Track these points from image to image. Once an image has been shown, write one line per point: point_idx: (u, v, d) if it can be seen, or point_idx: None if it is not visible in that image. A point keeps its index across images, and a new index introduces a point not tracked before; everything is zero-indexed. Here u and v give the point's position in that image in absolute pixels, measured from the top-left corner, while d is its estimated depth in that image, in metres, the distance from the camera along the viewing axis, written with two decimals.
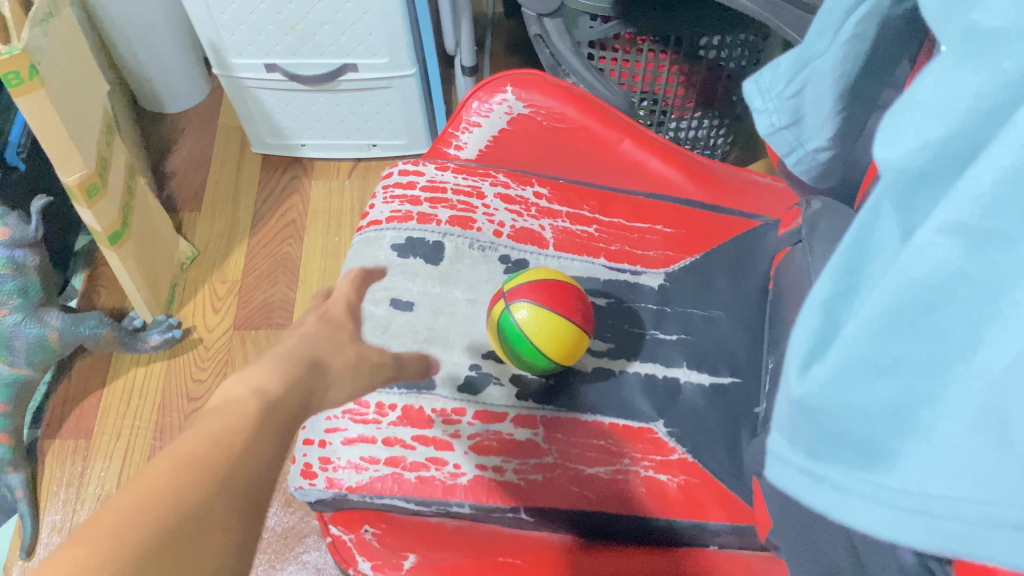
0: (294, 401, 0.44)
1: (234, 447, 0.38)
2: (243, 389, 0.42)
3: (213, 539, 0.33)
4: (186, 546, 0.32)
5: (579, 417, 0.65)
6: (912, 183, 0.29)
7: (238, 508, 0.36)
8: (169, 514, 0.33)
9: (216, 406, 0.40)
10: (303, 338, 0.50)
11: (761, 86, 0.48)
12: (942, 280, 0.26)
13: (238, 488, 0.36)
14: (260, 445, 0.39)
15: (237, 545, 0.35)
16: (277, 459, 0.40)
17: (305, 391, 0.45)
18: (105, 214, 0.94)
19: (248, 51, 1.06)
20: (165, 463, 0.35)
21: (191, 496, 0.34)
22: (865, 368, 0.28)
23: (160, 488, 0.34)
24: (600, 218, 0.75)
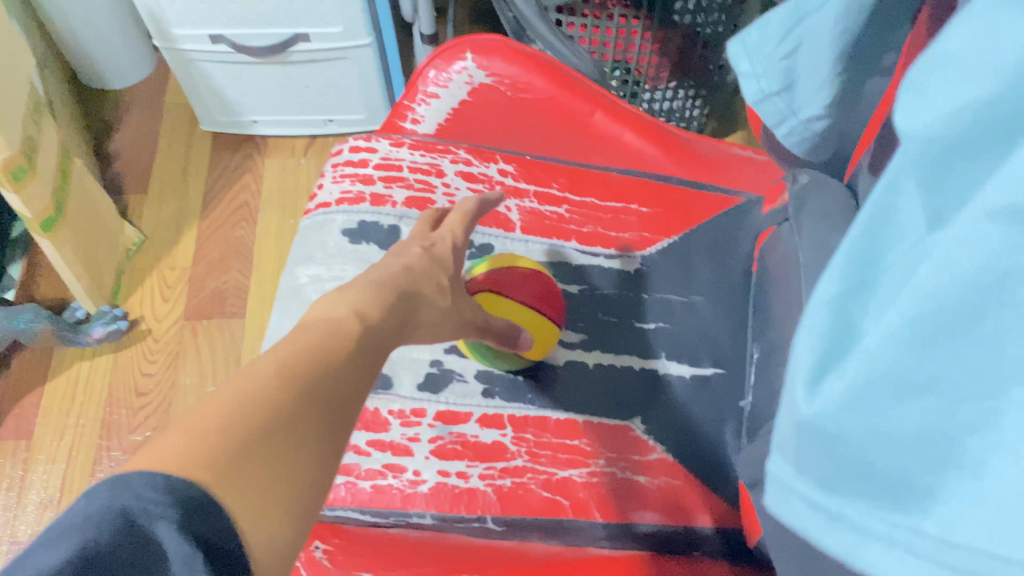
0: (389, 333, 0.44)
1: (328, 355, 0.38)
2: (344, 310, 0.43)
3: (306, 437, 0.33)
4: (282, 435, 0.32)
5: (551, 416, 0.59)
6: (945, 158, 0.24)
7: (330, 410, 0.36)
8: (265, 404, 0.33)
9: (320, 319, 0.41)
10: (401, 268, 0.51)
11: (749, 46, 0.41)
12: (988, 279, 0.22)
13: (331, 395, 0.36)
14: (354, 359, 0.39)
15: (328, 447, 0.34)
16: (367, 375, 0.40)
17: (401, 318, 0.46)
18: (36, 199, 0.87)
19: (190, 21, 0.99)
20: (260, 362, 0.36)
21: (286, 393, 0.34)
22: (893, 386, 0.24)
23: (265, 382, 0.34)
24: (571, 197, 0.69)
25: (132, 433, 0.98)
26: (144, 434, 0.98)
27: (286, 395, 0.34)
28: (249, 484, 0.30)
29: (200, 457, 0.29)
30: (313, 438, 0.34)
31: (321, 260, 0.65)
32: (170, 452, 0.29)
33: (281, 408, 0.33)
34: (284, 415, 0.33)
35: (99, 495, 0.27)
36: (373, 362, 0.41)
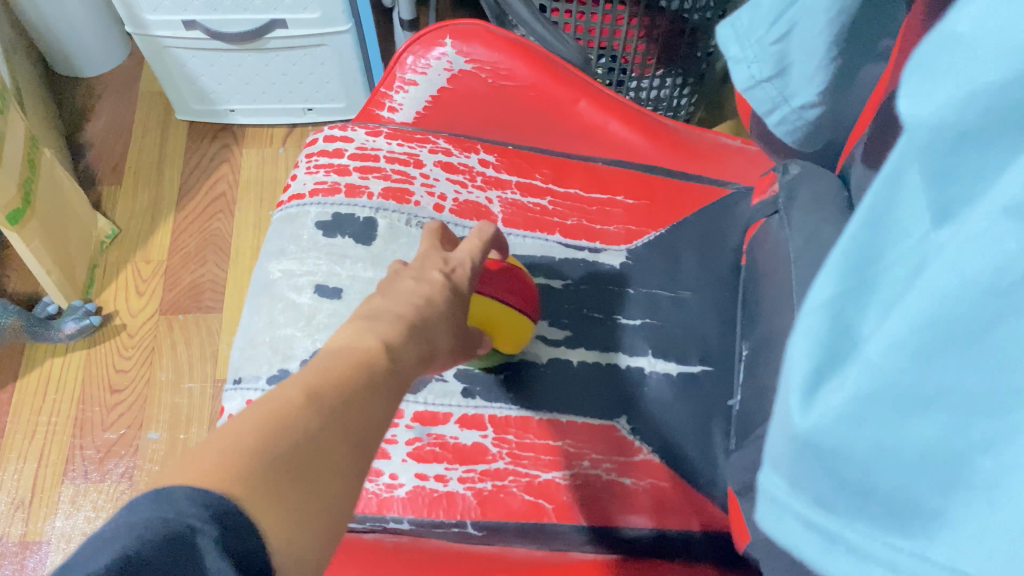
0: (412, 364, 0.41)
1: (366, 374, 0.37)
2: (371, 340, 0.40)
3: (344, 461, 0.32)
4: (320, 455, 0.31)
5: (533, 416, 0.57)
6: (956, 145, 0.21)
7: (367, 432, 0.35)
8: (302, 426, 0.32)
9: (352, 341, 0.39)
10: (422, 300, 0.46)
11: (741, 29, 0.39)
12: (1008, 282, 0.20)
13: (366, 423, 0.35)
14: (387, 388, 0.38)
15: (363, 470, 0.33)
16: (403, 399, 0.39)
17: (422, 354, 0.43)
18: (2, 191, 0.84)
19: (162, 6, 0.96)
20: (295, 379, 0.34)
21: (327, 413, 0.33)
22: (900, 399, 0.22)
23: (299, 406, 0.32)
24: (554, 189, 0.67)
25: (106, 431, 0.96)
26: (118, 432, 0.96)
27: (327, 416, 0.33)
28: (285, 503, 0.29)
29: (240, 476, 0.28)
30: (351, 462, 0.33)
31: (294, 254, 0.62)
32: (209, 467, 0.28)
33: (321, 427, 0.32)
34: (324, 435, 0.32)
35: (141, 507, 0.26)
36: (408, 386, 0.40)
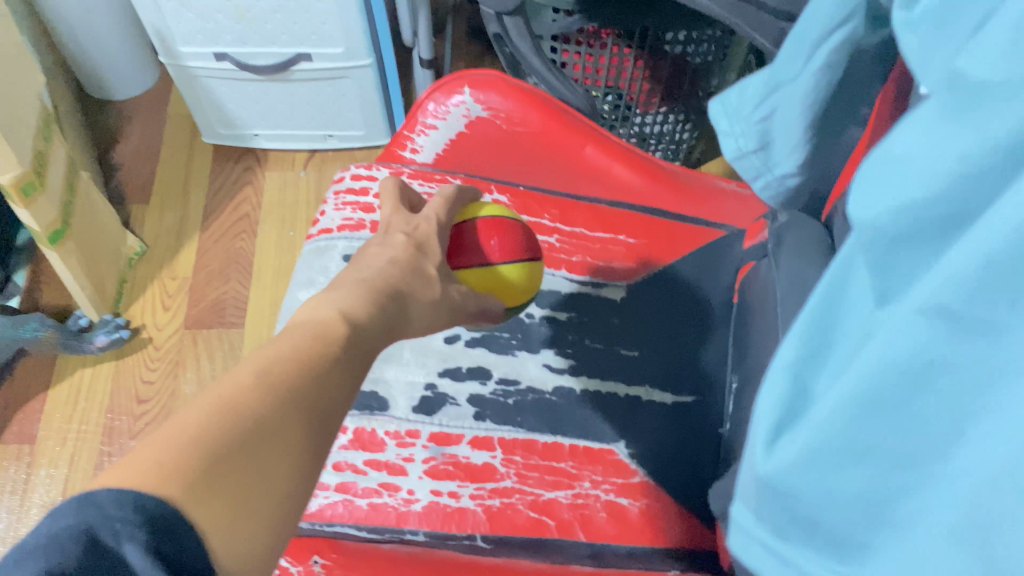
0: (376, 331, 0.50)
1: (306, 369, 0.43)
2: (328, 311, 0.49)
3: (281, 445, 0.38)
4: (260, 443, 0.37)
5: (538, 438, 0.62)
6: (890, 247, 0.27)
7: (306, 420, 0.40)
8: (252, 408, 0.38)
9: (305, 322, 0.47)
10: (388, 266, 0.56)
11: (728, 106, 0.45)
12: (920, 365, 0.24)
13: (316, 396, 0.42)
14: (339, 361, 0.45)
15: (306, 453, 0.39)
16: (355, 375, 0.46)
17: (389, 320, 0.52)
18: (44, 213, 0.89)
19: (195, 39, 1.02)
20: (237, 377, 0.40)
21: (265, 404, 0.39)
22: (839, 454, 0.26)
23: (248, 389, 0.39)
24: (561, 228, 0.73)
25: (133, 439, 1.01)
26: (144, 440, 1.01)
27: (264, 410, 0.39)
28: (225, 493, 0.34)
29: (185, 466, 0.34)
30: (290, 447, 0.38)
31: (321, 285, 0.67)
32: (155, 458, 0.33)
33: (261, 418, 0.38)
34: (262, 427, 0.38)
35: (66, 514, 0.30)
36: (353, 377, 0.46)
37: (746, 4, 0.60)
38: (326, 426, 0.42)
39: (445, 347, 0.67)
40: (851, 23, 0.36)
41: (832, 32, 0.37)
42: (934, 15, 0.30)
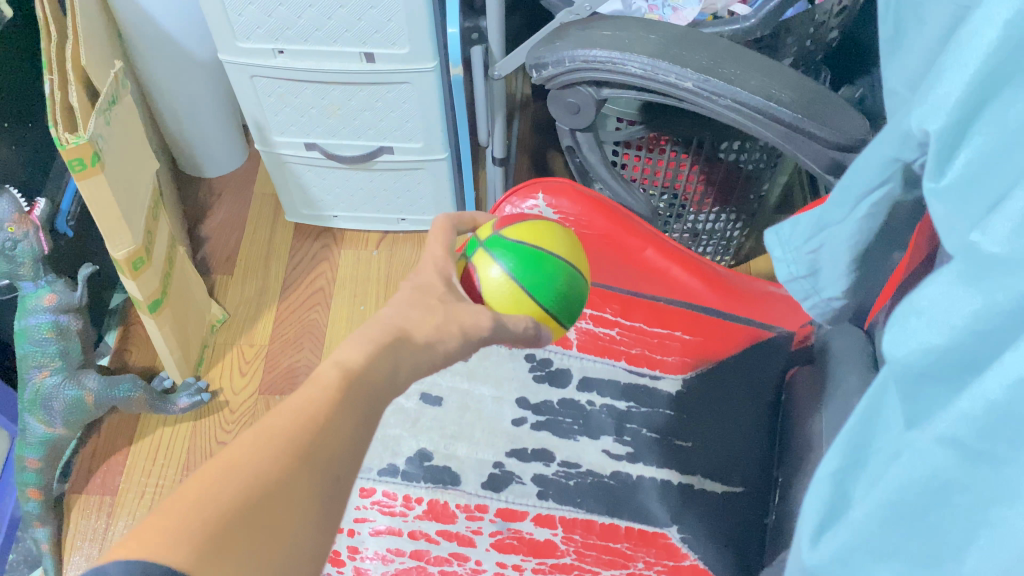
0: (380, 374, 0.48)
1: (320, 424, 0.43)
2: (330, 363, 0.47)
3: (292, 510, 0.39)
4: (273, 500, 0.38)
5: (596, 519, 0.68)
6: (919, 381, 0.34)
7: (318, 482, 0.41)
8: (264, 466, 0.39)
9: (313, 374, 0.46)
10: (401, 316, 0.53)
11: (782, 237, 0.52)
12: (937, 484, 0.30)
13: (331, 444, 0.42)
14: (354, 406, 0.45)
15: (318, 510, 0.40)
16: (370, 416, 0.46)
17: (393, 360, 0.50)
18: (148, 284, 0.98)
19: (289, 130, 1.12)
20: (248, 438, 0.40)
21: (274, 469, 0.39)
22: (870, 553, 0.32)
23: (256, 448, 0.40)
24: (622, 321, 0.79)
25: None
26: None
27: (274, 474, 0.39)
28: (239, 552, 0.35)
29: (190, 543, 0.34)
30: (301, 510, 0.39)
31: None
32: (157, 536, 0.34)
33: (272, 475, 0.39)
34: (271, 494, 0.38)
35: None
36: (367, 429, 0.45)
37: (797, 133, 0.67)
38: (340, 483, 0.42)
39: (513, 429, 0.73)
40: (891, 183, 0.43)
41: (872, 190, 0.43)
42: (954, 188, 0.36)
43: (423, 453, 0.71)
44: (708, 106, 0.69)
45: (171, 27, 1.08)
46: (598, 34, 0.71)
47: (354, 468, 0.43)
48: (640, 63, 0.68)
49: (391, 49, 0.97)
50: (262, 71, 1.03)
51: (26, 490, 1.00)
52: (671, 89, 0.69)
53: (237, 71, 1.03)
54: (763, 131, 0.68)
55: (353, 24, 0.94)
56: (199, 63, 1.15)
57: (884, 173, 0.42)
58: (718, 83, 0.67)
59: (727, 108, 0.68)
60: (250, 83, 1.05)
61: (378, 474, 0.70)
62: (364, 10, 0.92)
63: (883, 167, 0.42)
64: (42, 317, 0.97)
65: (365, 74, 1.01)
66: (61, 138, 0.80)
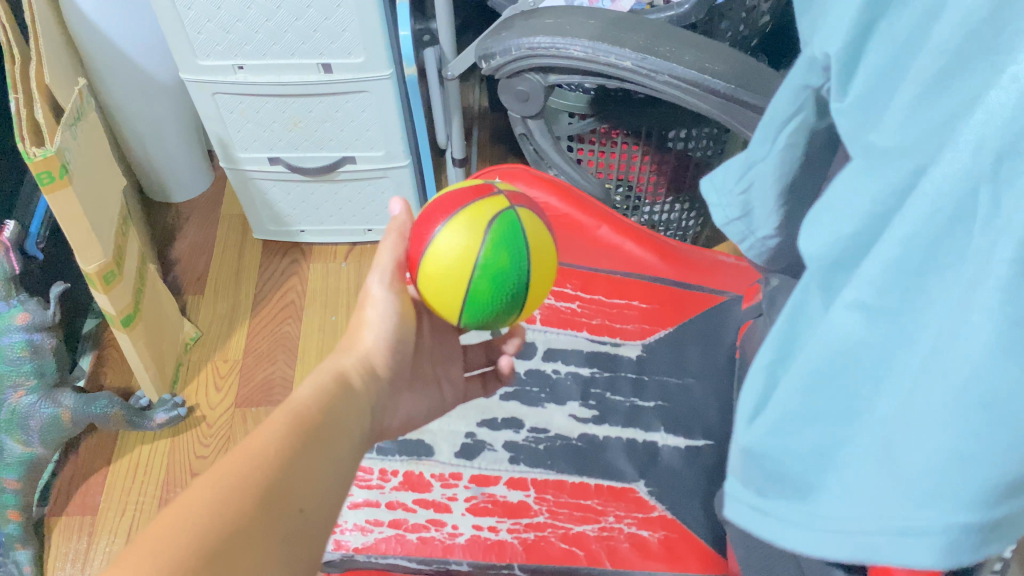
0: (336, 409, 0.52)
1: (284, 464, 0.46)
2: (292, 403, 0.51)
3: (261, 542, 0.42)
4: (241, 536, 0.41)
5: (567, 479, 0.70)
6: (832, 269, 0.37)
7: (284, 518, 0.44)
8: (231, 505, 0.42)
9: (274, 415, 0.50)
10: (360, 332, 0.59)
11: (715, 183, 0.56)
12: (850, 345, 0.33)
13: (295, 481, 0.46)
14: (314, 445, 0.49)
15: (285, 546, 0.43)
16: (335, 455, 0.50)
17: (348, 400, 0.54)
18: (120, 299, 1.00)
19: (253, 145, 1.15)
20: (214, 477, 0.44)
21: (243, 506, 0.42)
22: (795, 419, 0.35)
23: (224, 487, 0.43)
24: (583, 294, 0.82)
25: None
26: None
27: (242, 507, 0.42)
28: None
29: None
30: (269, 542, 0.42)
31: None
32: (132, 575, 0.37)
33: (240, 513, 0.42)
34: (239, 529, 0.41)
35: None
36: (332, 467, 0.49)
37: (733, 103, 0.70)
38: (306, 517, 0.45)
39: (483, 401, 0.76)
40: (804, 111, 0.47)
41: (789, 119, 0.48)
42: (857, 103, 0.40)
43: None
44: (647, 81, 0.72)
45: (133, 52, 1.11)
46: (542, 22, 0.75)
47: (320, 503, 0.47)
48: (582, 46, 0.72)
49: (347, 58, 1.01)
50: (223, 88, 1.06)
51: (6, 512, 0.99)
52: (613, 69, 0.73)
53: (199, 88, 1.06)
54: (701, 103, 0.72)
55: (310, 35, 0.98)
56: (161, 86, 1.18)
57: (797, 103, 0.46)
58: (656, 60, 0.71)
59: (665, 83, 0.71)
60: (212, 100, 1.08)
61: None
62: (319, 21, 0.96)
63: (796, 97, 0.46)
64: (15, 336, 0.98)
65: (323, 84, 1.04)
66: (29, 152, 0.83)
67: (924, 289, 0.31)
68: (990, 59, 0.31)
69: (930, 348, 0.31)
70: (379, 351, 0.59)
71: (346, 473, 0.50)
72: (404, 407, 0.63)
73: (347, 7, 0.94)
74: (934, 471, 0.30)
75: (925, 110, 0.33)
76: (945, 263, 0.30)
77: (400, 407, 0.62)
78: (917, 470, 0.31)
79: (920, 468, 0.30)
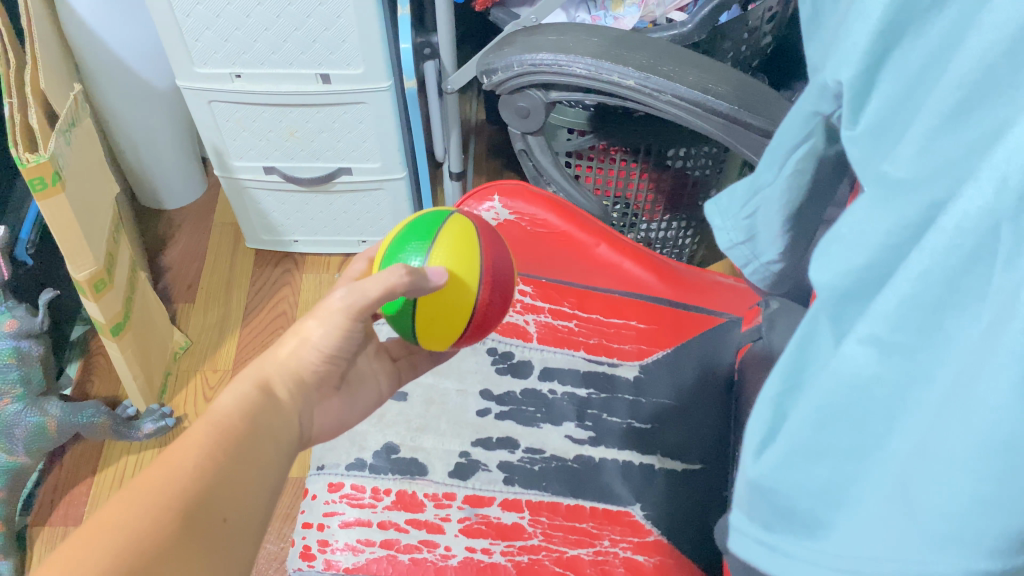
0: (266, 413, 0.53)
1: (206, 476, 0.47)
2: (221, 407, 0.52)
3: (181, 560, 0.44)
4: (161, 559, 0.43)
5: (561, 501, 0.69)
6: (844, 300, 0.36)
7: (206, 532, 0.46)
8: (150, 527, 0.44)
9: (201, 421, 0.51)
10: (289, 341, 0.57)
11: (719, 207, 0.55)
12: (863, 381, 0.32)
13: (219, 494, 0.47)
14: (241, 453, 0.50)
15: (208, 560, 0.45)
16: (265, 458, 0.51)
17: (277, 403, 0.54)
18: (109, 307, 0.98)
19: (248, 154, 1.14)
20: (129, 498, 0.45)
21: (163, 528, 0.44)
22: (806, 453, 0.35)
23: (145, 508, 0.45)
24: (579, 313, 0.81)
25: None
26: None
27: (162, 528, 0.44)
28: None
29: None
30: (189, 559, 0.44)
31: None
32: None
33: (160, 536, 0.44)
34: (160, 552, 0.43)
35: None
36: (261, 472, 0.51)
37: (736, 124, 0.69)
38: (231, 527, 0.47)
39: (478, 419, 0.75)
40: (813, 138, 0.47)
41: (798, 146, 0.47)
42: (869, 132, 0.39)
43: (390, 446, 0.73)
44: (649, 100, 0.71)
45: (128, 56, 1.10)
46: (544, 38, 0.75)
47: (247, 510, 0.49)
48: (585, 64, 0.71)
49: (346, 70, 1.00)
50: (219, 96, 1.05)
51: None
52: (616, 88, 0.72)
53: (195, 96, 1.05)
54: (703, 124, 0.71)
55: (309, 45, 0.97)
56: (155, 91, 1.17)
57: (806, 130, 0.46)
58: (659, 80, 0.70)
59: (667, 103, 0.70)
60: (208, 108, 1.07)
61: (346, 469, 0.71)
62: (319, 31, 0.95)
63: (805, 125, 0.46)
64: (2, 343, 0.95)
65: (321, 94, 1.03)
66: (22, 157, 0.82)
67: (942, 327, 0.30)
68: (1011, 94, 0.30)
69: (949, 388, 0.30)
70: (305, 364, 0.57)
71: (275, 475, 0.52)
72: (332, 413, 0.61)
73: (348, 18, 0.94)
74: (951, 516, 0.29)
75: (941, 143, 0.33)
76: (964, 301, 0.29)
77: (324, 413, 0.61)
78: (932, 513, 0.30)
79: (935, 510, 0.30)
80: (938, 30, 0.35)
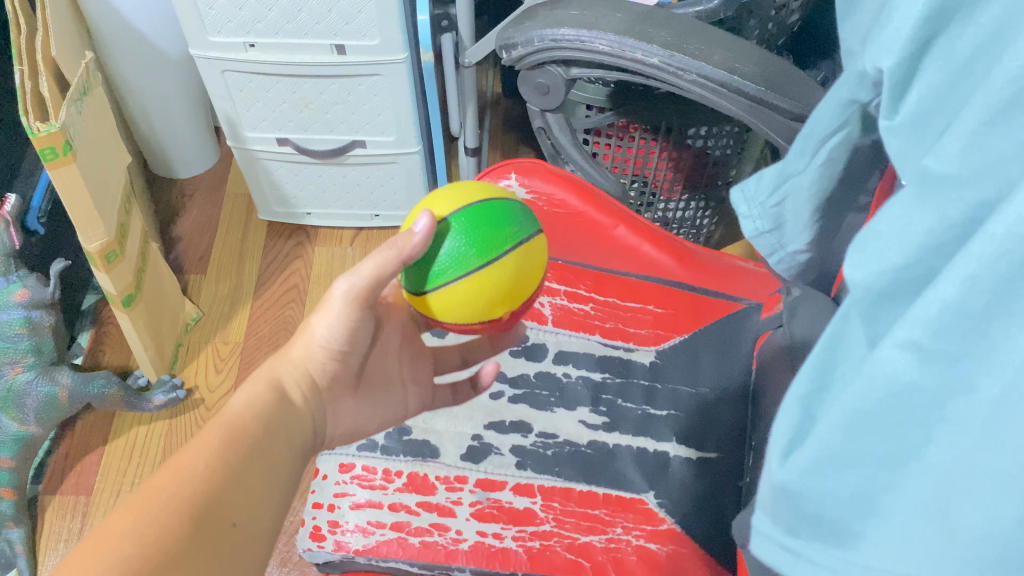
0: (279, 416, 0.52)
1: (214, 480, 0.47)
2: (232, 411, 0.52)
3: (191, 564, 0.43)
4: (170, 562, 0.42)
5: (575, 487, 0.68)
6: (878, 301, 0.34)
7: (215, 535, 0.45)
8: (158, 531, 0.43)
9: (212, 425, 0.50)
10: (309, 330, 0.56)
11: (746, 194, 0.53)
12: (899, 387, 0.31)
13: (229, 497, 0.47)
14: (251, 457, 0.49)
15: (218, 564, 0.44)
16: (274, 462, 0.51)
17: (290, 402, 0.54)
18: (121, 278, 0.97)
19: (261, 125, 1.13)
20: (138, 503, 0.44)
21: (172, 532, 0.43)
22: (838, 460, 0.33)
23: (152, 513, 0.44)
24: (596, 296, 0.80)
25: None
26: None
27: (171, 532, 0.43)
28: None
29: None
30: (200, 562, 0.43)
31: None
32: None
33: (168, 539, 0.43)
34: (169, 556, 0.42)
35: None
36: (271, 475, 0.50)
37: (762, 106, 0.67)
38: (240, 531, 0.46)
39: (491, 402, 0.74)
40: (849, 127, 0.45)
41: (832, 134, 0.46)
42: (908, 123, 0.38)
43: (401, 428, 0.72)
44: (673, 79, 0.69)
45: (141, 24, 1.08)
46: (566, 13, 0.72)
47: (257, 513, 0.48)
48: (607, 41, 0.69)
49: (361, 40, 0.98)
50: (232, 65, 1.03)
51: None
52: (638, 66, 0.69)
53: (208, 65, 1.04)
54: (729, 105, 0.69)
55: (324, 15, 0.95)
56: (168, 60, 1.15)
57: (843, 117, 0.44)
58: (684, 58, 0.67)
59: (692, 82, 0.68)
60: (221, 77, 1.05)
61: (357, 450, 0.71)
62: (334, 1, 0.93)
63: (842, 111, 0.44)
64: (13, 313, 0.95)
65: (335, 66, 1.01)
66: (33, 126, 0.80)
67: (986, 334, 0.29)
68: None
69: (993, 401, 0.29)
70: (314, 361, 0.56)
71: (286, 479, 0.51)
72: (350, 414, 0.60)
73: None
74: None
75: (990, 139, 0.31)
76: (1013, 309, 0.28)
77: (343, 412, 0.59)
78: None
79: None
80: (988, 17, 0.33)
